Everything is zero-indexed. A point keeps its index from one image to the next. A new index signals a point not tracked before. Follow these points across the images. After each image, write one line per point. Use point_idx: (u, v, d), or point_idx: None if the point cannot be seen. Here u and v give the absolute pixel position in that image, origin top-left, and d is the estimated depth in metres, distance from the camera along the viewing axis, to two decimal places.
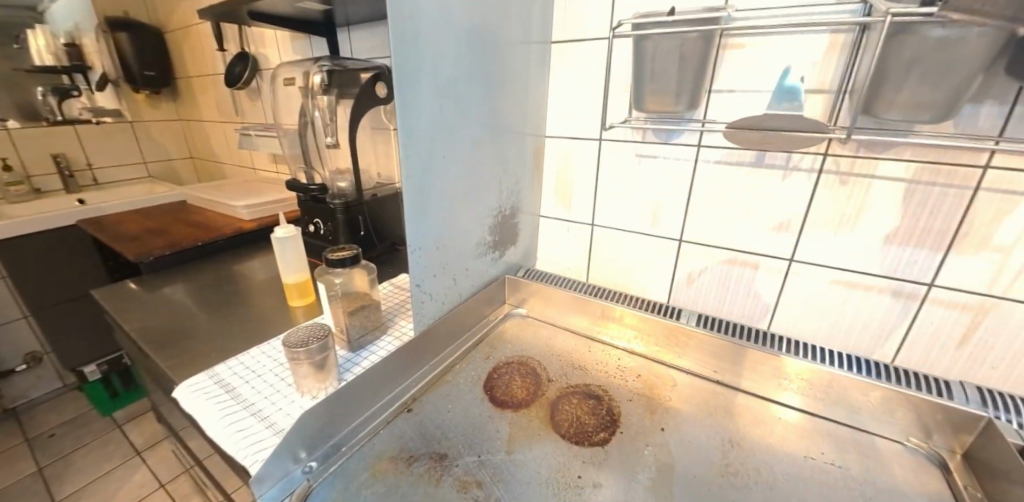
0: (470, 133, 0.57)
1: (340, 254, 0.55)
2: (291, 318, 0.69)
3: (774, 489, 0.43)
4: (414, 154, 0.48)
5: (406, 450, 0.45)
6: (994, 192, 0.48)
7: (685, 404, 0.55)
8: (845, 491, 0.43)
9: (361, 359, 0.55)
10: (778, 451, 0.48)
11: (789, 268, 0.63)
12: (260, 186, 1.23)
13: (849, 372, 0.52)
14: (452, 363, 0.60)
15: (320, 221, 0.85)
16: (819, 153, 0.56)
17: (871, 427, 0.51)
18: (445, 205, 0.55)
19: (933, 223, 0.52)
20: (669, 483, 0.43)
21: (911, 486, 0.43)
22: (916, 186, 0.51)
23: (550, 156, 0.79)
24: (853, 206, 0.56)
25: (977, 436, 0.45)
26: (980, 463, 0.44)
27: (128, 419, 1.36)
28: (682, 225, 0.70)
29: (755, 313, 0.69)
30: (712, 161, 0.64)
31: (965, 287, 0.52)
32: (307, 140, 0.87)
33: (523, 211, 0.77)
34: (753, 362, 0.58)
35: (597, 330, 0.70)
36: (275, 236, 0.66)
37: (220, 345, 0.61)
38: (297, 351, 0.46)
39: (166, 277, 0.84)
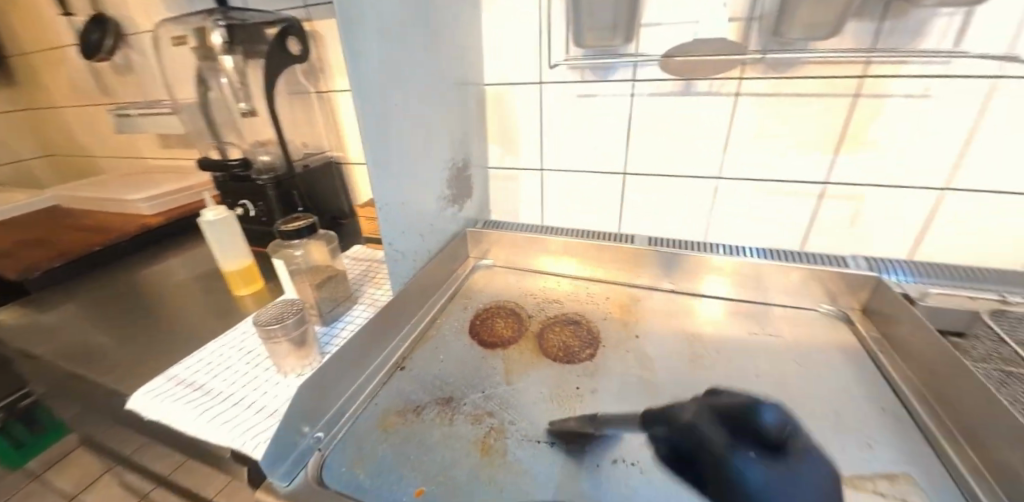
0: (417, 82, 0.54)
1: (293, 225, 0.51)
2: (242, 309, 0.64)
3: (734, 363, 0.52)
4: (370, 106, 0.45)
5: (411, 402, 0.46)
6: (871, 98, 0.59)
7: (649, 313, 0.61)
8: (781, 354, 0.53)
9: (339, 330, 0.54)
10: (729, 335, 0.57)
11: (718, 185, 0.72)
12: (155, 177, 1.05)
13: (778, 260, 0.62)
14: (433, 318, 0.60)
15: (249, 202, 0.76)
16: (736, 78, 0.63)
17: (793, 301, 0.62)
18: (404, 160, 0.53)
19: (823, 129, 0.63)
20: (654, 376, 0.49)
21: (827, 338, 0.55)
22: (809, 98, 0.61)
23: (491, 104, 0.77)
24: (765, 121, 0.65)
25: (870, 290, 0.57)
26: (873, 312, 0.57)
27: (45, 466, 1.08)
28: (625, 158, 0.75)
29: (694, 228, 0.78)
30: (646, 95, 0.68)
31: (853, 180, 0.65)
32: (220, 112, 0.76)
33: (473, 163, 0.76)
34: (701, 269, 0.66)
35: (562, 267, 0.74)
36: (204, 219, 0.59)
37: (169, 350, 0.55)
38: (273, 330, 0.43)
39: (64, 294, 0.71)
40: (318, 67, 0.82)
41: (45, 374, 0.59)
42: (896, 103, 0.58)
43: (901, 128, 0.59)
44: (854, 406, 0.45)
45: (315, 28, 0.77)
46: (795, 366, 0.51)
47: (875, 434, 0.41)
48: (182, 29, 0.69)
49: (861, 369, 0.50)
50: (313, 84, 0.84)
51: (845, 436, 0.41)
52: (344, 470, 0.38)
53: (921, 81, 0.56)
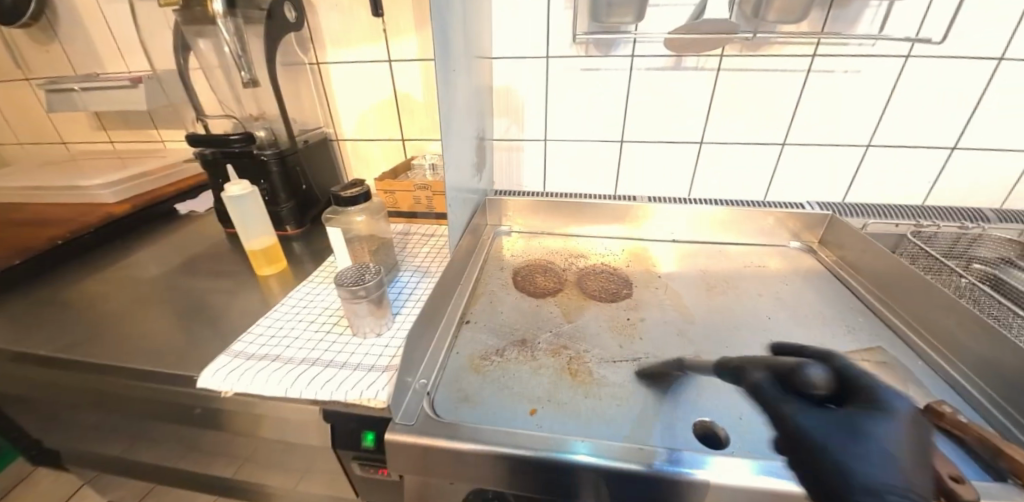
0: (460, 51, 0.57)
1: (350, 191, 0.51)
2: (271, 289, 0.62)
3: (739, 289, 0.63)
4: (441, 72, 0.48)
5: (491, 347, 0.50)
6: (819, 73, 0.73)
7: (661, 259, 0.71)
8: (769, 280, 0.66)
9: (399, 292, 0.56)
10: (728, 269, 0.69)
11: (700, 149, 0.83)
12: (100, 164, 0.93)
13: (757, 207, 0.75)
14: (478, 278, 0.64)
15: (249, 180, 0.71)
16: (717, 55, 0.73)
17: (769, 240, 0.76)
18: (455, 125, 0.56)
19: (784, 99, 0.76)
20: (684, 304, 0.59)
21: (797, 266, 0.70)
22: (775, 72, 0.73)
23: (498, 78, 0.80)
24: (739, 94, 0.76)
25: (825, 227, 0.72)
26: (830, 243, 0.72)
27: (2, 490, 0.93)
28: (623, 128, 0.82)
29: (682, 188, 0.88)
30: (643, 69, 0.75)
31: (805, 141, 0.79)
32: (217, 83, 0.74)
33: (485, 135, 0.78)
34: (696, 220, 0.77)
35: (576, 227, 0.80)
36: (228, 194, 0.55)
37: (215, 332, 0.53)
38: (360, 289, 0.45)
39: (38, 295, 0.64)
40: (307, 37, 0.78)
41: (60, 376, 0.54)
42: (836, 77, 0.73)
43: (841, 96, 0.74)
44: (830, 308, 0.59)
45: None
46: (782, 286, 0.64)
47: (850, 324, 0.56)
48: None
49: (825, 288, 0.64)
50: (303, 54, 0.80)
51: (831, 327, 0.55)
52: (455, 407, 0.42)
53: (854, 59, 0.71)
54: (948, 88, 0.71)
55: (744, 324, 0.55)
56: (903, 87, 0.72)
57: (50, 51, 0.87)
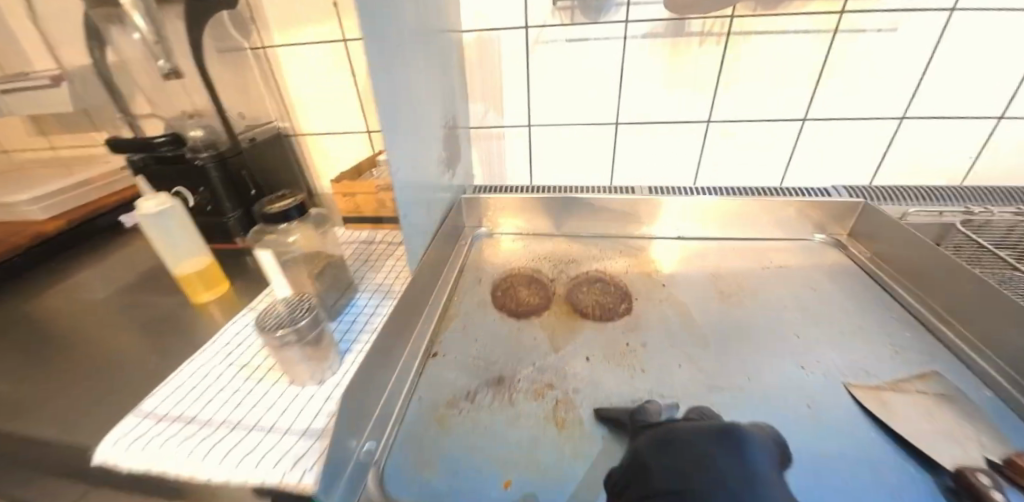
0: (410, 20, 0.46)
1: (278, 205, 0.41)
2: (210, 319, 0.52)
3: (762, 298, 0.54)
4: (376, 45, 0.37)
5: (461, 389, 0.42)
6: (848, 33, 0.61)
7: (666, 262, 0.62)
8: (793, 284, 0.57)
9: (352, 322, 0.46)
10: (745, 271, 0.59)
11: (709, 128, 0.71)
12: (36, 173, 0.83)
13: (777, 196, 0.65)
14: (450, 296, 0.55)
15: (185, 188, 0.61)
16: (726, 17, 0.61)
17: (790, 235, 0.66)
18: (408, 115, 0.45)
19: (806, 66, 0.64)
20: (693, 321, 0.50)
21: (823, 265, 0.61)
22: (795, 35, 0.62)
23: (470, 55, 0.69)
24: (755, 62, 0.65)
25: (857, 217, 0.63)
26: (862, 236, 0.63)
27: None
28: (618, 107, 0.71)
29: (688, 175, 0.77)
30: (640, 37, 0.64)
31: (828, 116, 0.68)
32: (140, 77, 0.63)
33: (459, 123, 0.68)
34: (706, 214, 0.67)
35: (567, 226, 0.71)
36: (141, 212, 0.46)
37: (133, 379, 0.43)
38: (286, 335, 0.36)
39: None
40: (248, 16, 0.66)
41: None
42: (868, 38, 0.61)
43: (874, 60, 0.63)
44: (871, 321, 0.50)
45: None
46: (811, 293, 0.55)
47: (896, 340, 0.47)
48: None
49: (861, 292, 0.55)
50: (242, 37, 0.68)
51: (873, 346, 0.46)
52: (410, 477, 0.34)
53: (893, 14, 0.59)
54: (1000, 46, 0.60)
55: (767, 345, 0.46)
56: (949, 46, 0.60)
57: None
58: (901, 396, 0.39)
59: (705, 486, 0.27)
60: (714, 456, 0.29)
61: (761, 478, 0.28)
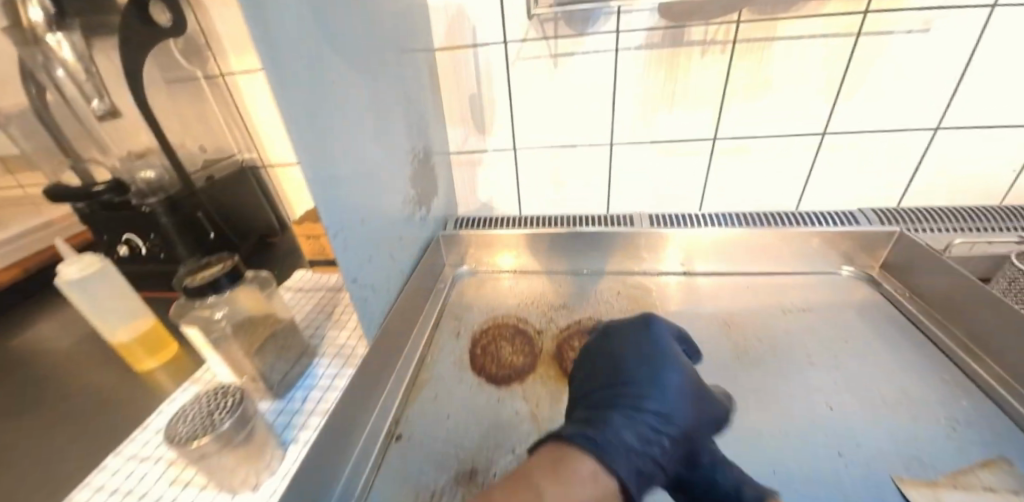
0: (355, 47, 0.39)
1: (203, 276, 0.36)
2: (151, 392, 0.46)
3: (782, 352, 0.46)
4: (293, 86, 0.29)
5: (424, 488, 0.35)
6: (872, 35, 0.53)
7: (669, 305, 0.55)
8: (817, 332, 0.49)
9: (304, 400, 0.40)
10: (761, 316, 0.52)
11: (715, 147, 0.64)
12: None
13: (794, 226, 0.57)
14: (424, 356, 0.49)
15: (134, 236, 0.55)
16: (731, 23, 0.54)
17: (811, 268, 0.58)
18: (358, 158, 0.39)
19: (824, 75, 0.56)
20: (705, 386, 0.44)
21: (850, 305, 0.53)
22: (812, 40, 0.54)
23: (446, 77, 0.63)
24: (765, 72, 0.57)
25: (890, 247, 0.55)
26: (896, 268, 0.55)
27: None
28: (612, 127, 0.63)
29: (692, 199, 0.70)
30: (633, 48, 0.57)
31: (849, 129, 0.60)
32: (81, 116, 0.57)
33: (435, 152, 0.61)
34: (713, 245, 0.59)
35: (559, 262, 0.64)
36: (61, 278, 0.41)
37: (49, 472, 0.37)
38: (202, 446, 0.29)
39: None
40: (202, 43, 0.60)
41: None
42: (898, 40, 0.53)
43: (904, 65, 0.55)
44: (916, 385, 0.42)
45: None
46: (839, 344, 0.47)
47: (950, 412, 0.39)
48: None
49: (897, 342, 0.48)
50: (197, 65, 0.62)
51: (920, 419, 0.38)
52: None
53: (926, 11, 0.51)
54: None
55: (794, 418, 0.39)
56: (992, 47, 0.52)
57: None
58: (965, 497, 0.32)
59: (613, 348, 0.39)
60: (622, 330, 0.41)
61: (669, 347, 0.38)
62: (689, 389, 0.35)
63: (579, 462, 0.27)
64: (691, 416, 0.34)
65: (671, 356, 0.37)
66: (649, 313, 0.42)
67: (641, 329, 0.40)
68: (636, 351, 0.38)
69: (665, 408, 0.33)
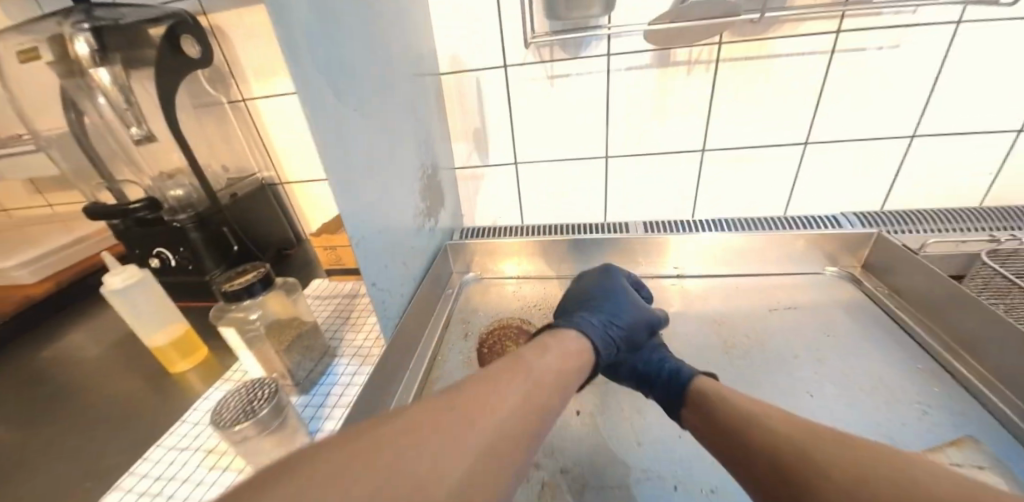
0: (370, 76, 0.44)
1: (240, 282, 0.40)
2: (184, 392, 0.50)
3: (769, 347, 0.50)
4: (321, 113, 0.34)
5: None
6: (844, 53, 0.58)
7: (664, 306, 0.58)
8: (803, 329, 0.52)
9: (327, 395, 0.43)
10: (749, 315, 0.55)
11: (703, 157, 0.68)
12: (30, 232, 0.83)
13: (780, 230, 0.61)
14: (435, 355, 0.52)
15: (165, 249, 0.59)
16: (714, 44, 0.58)
17: (797, 269, 0.62)
18: (375, 175, 0.43)
19: (802, 90, 0.61)
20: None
21: (834, 303, 0.56)
22: (789, 58, 0.59)
23: (451, 97, 0.68)
24: (747, 88, 0.61)
25: (870, 248, 0.59)
26: (877, 268, 0.59)
27: None
28: (606, 140, 0.68)
29: (684, 206, 0.74)
30: (625, 69, 0.61)
31: (829, 139, 0.65)
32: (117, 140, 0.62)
33: (441, 167, 0.66)
34: (704, 249, 0.63)
35: (559, 267, 0.67)
36: (108, 287, 0.45)
37: (100, 464, 0.41)
38: (244, 430, 0.33)
39: None
40: (226, 71, 0.66)
41: None
42: (869, 57, 0.57)
43: (876, 80, 0.59)
44: (893, 376, 0.45)
45: (217, 24, 0.62)
46: (823, 339, 0.51)
47: (923, 399, 0.43)
48: (30, 40, 0.53)
49: (877, 337, 0.51)
50: (222, 92, 0.68)
51: (896, 406, 0.42)
52: None
53: (894, 30, 0.55)
54: (1015, 58, 0.55)
55: (777, 405, 0.43)
56: (955, 62, 0.57)
57: None
58: None
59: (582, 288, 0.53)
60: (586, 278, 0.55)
61: (620, 283, 0.52)
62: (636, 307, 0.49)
63: (564, 339, 0.40)
64: (637, 321, 0.47)
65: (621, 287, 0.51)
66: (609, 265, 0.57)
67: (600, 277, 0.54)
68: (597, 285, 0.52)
69: (617, 314, 0.47)
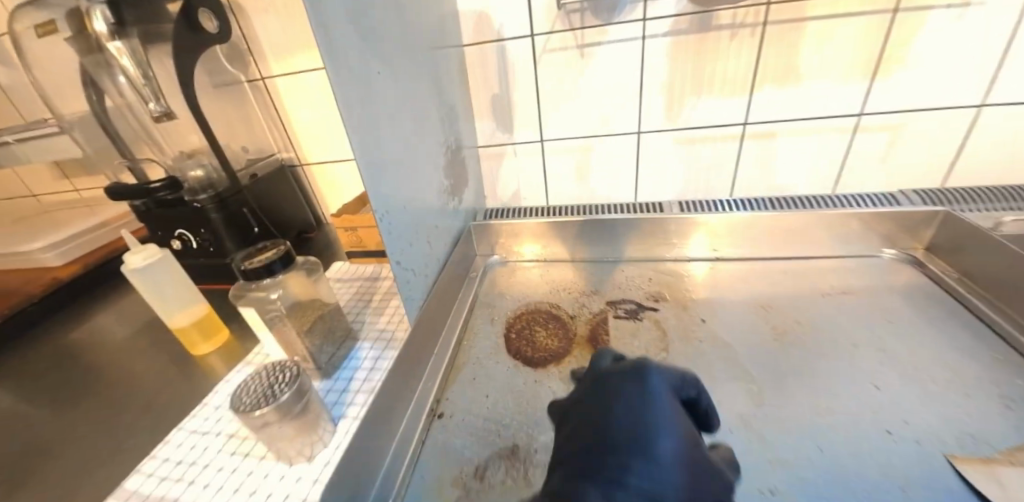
0: (395, 39, 0.41)
1: (260, 259, 0.38)
2: (207, 373, 0.49)
3: (823, 334, 0.46)
4: (346, 75, 0.31)
5: (469, 461, 0.36)
6: (908, 11, 0.51)
7: (704, 289, 0.54)
8: (861, 314, 0.48)
9: (350, 379, 0.42)
10: (798, 299, 0.51)
11: (744, 132, 0.63)
12: (60, 216, 0.84)
13: (833, 208, 0.56)
14: (460, 340, 0.50)
15: (187, 231, 0.59)
16: (762, 5, 0.53)
17: (849, 251, 0.57)
18: (400, 148, 0.41)
19: (859, 54, 0.55)
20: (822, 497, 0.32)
21: (894, 287, 0.52)
22: (845, 19, 0.53)
23: (474, 71, 0.64)
24: (797, 54, 0.56)
25: (935, 228, 0.54)
26: (942, 249, 0.54)
27: None
28: (638, 115, 0.64)
29: (720, 185, 0.69)
30: (660, 35, 0.57)
31: (887, 108, 0.59)
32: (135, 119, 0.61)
33: (464, 145, 0.63)
34: (745, 229, 0.59)
35: (588, 249, 0.64)
36: (129, 266, 0.44)
37: (127, 444, 0.41)
38: (264, 415, 0.31)
39: None
40: (245, 48, 0.64)
41: None
42: (938, 16, 0.51)
43: (947, 41, 0.53)
44: (970, 366, 0.41)
45: None
46: (884, 325, 0.46)
47: (1006, 391, 0.38)
48: (48, 15, 0.52)
49: (947, 324, 0.46)
50: (241, 70, 0.66)
51: (974, 398, 0.37)
52: None
53: None
54: None
55: (838, 399, 0.39)
56: None
57: None
58: None
59: (607, 396, 0.28)
60: (620, 401, 0.28)
61: (662, 399, 0.27)
62: (683, 454, 0.25)
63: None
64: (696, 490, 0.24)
65: (660, 409, 0.27)
66: (643, 359, 0.30)
67: (639, 390, 0.28)
68: (619, 405, 0.27)
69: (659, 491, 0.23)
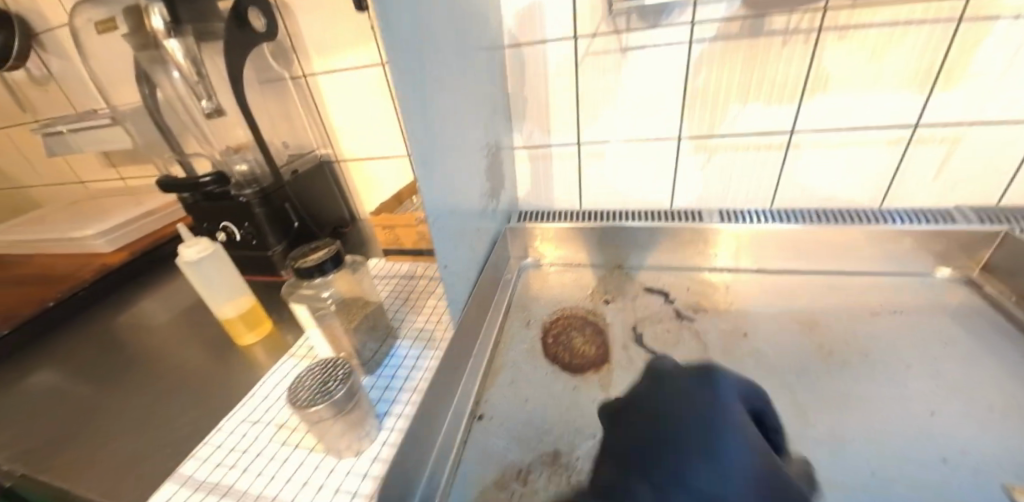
0: (449, 43, 0.41)
1: (312, 259, 0.39)
2: (252, 363, 0.51)
3: (874, 356, 0.44)
4: (407, 81, 0.32)
5: (512, 466, 0.37)
6: (974, 20, 0.49)
7: (744, 302, 0.54)
8: (913, 337, 0.46)
9: (393, 376, 0.42)
10: (845, 316, 0.50)
11: (790, 141, 0.61)
12: (107, 204, 0.88)
13: (884, 224, 0.54)
14: (497, 343, 0.51)
15: (232, 223, 0.60)
16: (819, 10, 0.51)
17: (898, 269, 0.55)
18: (450, 151, 0.41)
19: (920, 63, 0.53)
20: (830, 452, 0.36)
21: (948, 309, 0.50)
22: (906, 26, 0.51)
23: (513, 73, 0.64)
24: (853, 61, 0.54)
25: (995, 248, 0.51)
26: (1001, 270, 0.51)
27: None
28: (680, 121, 0.63)
29: (762, 195, 0.68)
30: (707, 39, 0.55)
31: (945, 120, 0.56)
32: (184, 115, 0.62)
33: (503, 147, 0.63)
34: (788, 242, 0.57)
35: (624, 256, 0.64)
36: (183, 258, 0.46)
37: (179, 428, 0.42)
38: (318, 411, 0.32)
39: (27, 368, 0.58)
40: (289, 46, 0.65)
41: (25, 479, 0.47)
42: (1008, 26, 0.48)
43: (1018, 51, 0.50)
44: None
45: None
46: (939, 349, 0.45)
47: None
48: (107, 12, 0.54)
49: (1009, 350, 0.44)
50: (284, 68, 0.67)
51: None
52: None
53: None
54: None
55: (890, 423, 0.38)
56: None
57: (50, 91, 0.83)
58: None
59: (672, 413, 0.24)
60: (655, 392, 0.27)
61: (735, 418, 0.24)
62: (752, 467, 0.22)
63: None
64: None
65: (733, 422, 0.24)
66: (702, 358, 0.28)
67: (709, 404, 0.25)
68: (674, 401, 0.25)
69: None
